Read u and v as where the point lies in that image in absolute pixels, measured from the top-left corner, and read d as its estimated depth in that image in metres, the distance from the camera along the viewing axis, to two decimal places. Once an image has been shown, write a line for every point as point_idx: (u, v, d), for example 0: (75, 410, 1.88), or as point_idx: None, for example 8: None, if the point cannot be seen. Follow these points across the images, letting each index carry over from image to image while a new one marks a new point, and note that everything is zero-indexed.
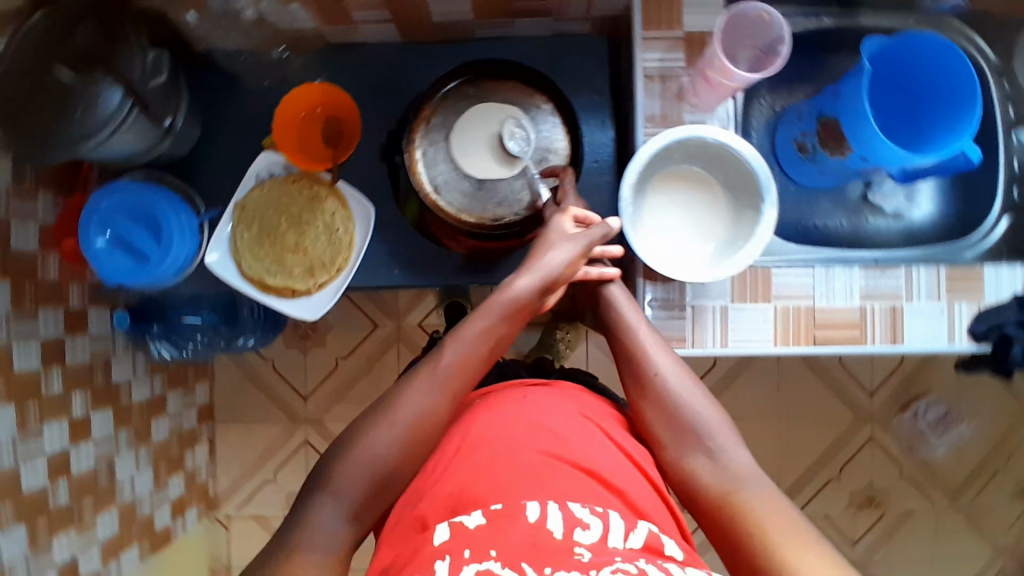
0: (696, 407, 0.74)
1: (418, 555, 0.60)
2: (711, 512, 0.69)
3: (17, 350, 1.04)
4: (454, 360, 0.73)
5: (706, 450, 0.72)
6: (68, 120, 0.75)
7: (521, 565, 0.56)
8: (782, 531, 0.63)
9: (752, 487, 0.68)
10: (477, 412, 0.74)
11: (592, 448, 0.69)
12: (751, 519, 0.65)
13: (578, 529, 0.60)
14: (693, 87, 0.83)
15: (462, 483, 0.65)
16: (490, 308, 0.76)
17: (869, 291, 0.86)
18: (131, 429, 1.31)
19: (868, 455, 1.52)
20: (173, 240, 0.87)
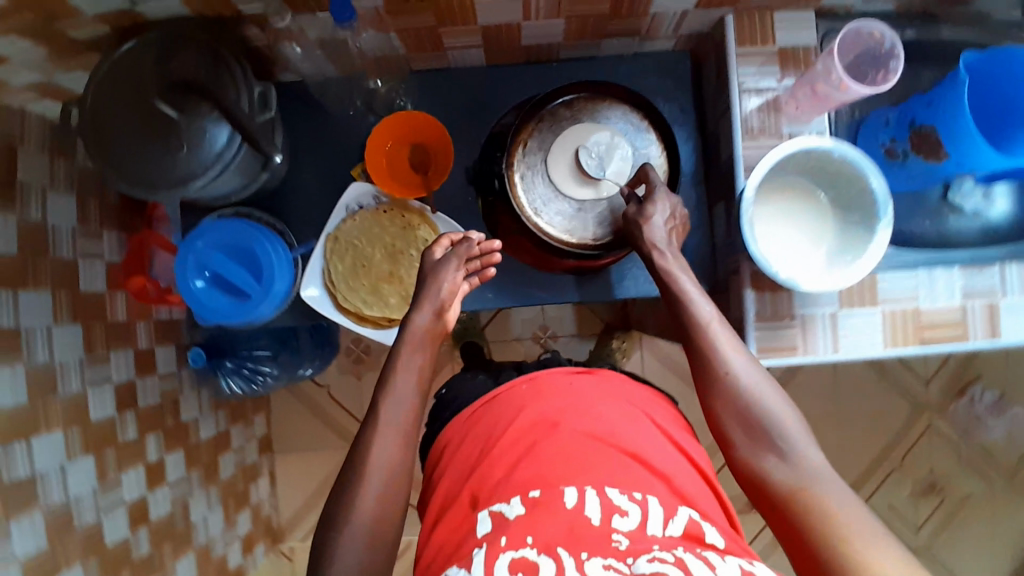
0: (763, 399, 0.70)
1: (462, 545, 0.64)
2: (781, 511, 0.64)
3: (91, 399, 0.96)
4: (405, 383, 0.75)
5: (778, 451, 0.67)
6: (172, 159, 0.74)
7: (557, 548, 0.58)
8: (861, 536, 0.58)
9: (830, 490, 0.63)
10: (527, 397, 0.76)
11: (642, 441, 0.70)
12: (822, 520, 0.60)
13: (616, 515, 0.61)
14: (794, 99, 0.82)
15: (506, 472, 0.68)
16: (412, 338, 0.78)
17: (969, 289, 0.87)
18: (201, 469, 1.27)
19: (927, 442, 1.53)
20: (274, 277, 0.85)
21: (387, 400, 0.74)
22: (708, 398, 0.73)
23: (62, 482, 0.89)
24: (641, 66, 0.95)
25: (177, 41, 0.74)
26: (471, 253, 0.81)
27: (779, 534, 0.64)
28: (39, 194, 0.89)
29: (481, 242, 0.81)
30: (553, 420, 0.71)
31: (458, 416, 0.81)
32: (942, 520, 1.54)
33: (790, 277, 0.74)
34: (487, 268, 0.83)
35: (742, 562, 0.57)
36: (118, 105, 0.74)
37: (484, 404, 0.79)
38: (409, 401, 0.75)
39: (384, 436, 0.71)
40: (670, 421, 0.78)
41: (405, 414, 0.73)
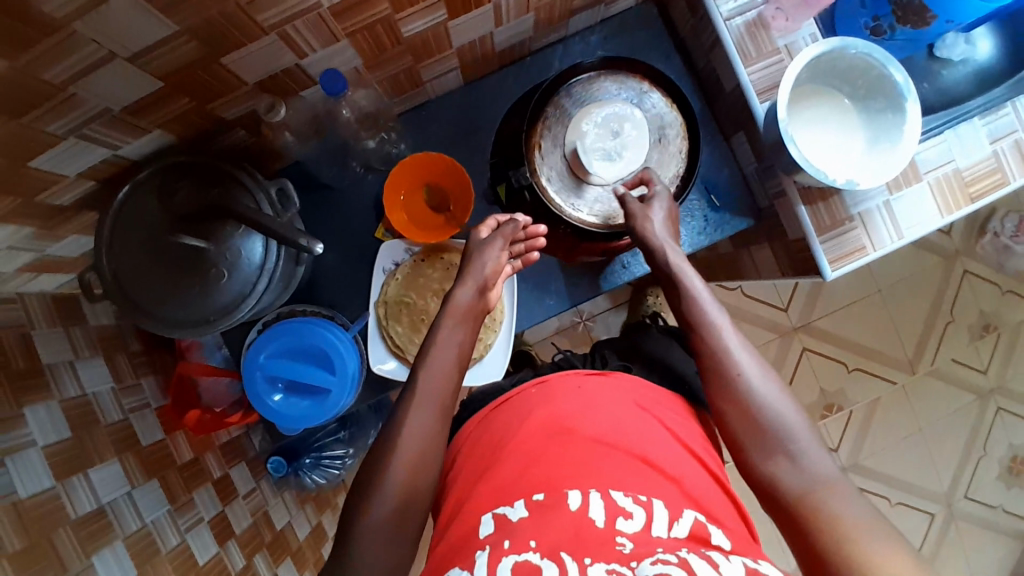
0: (769, 391, 0.67)
1: (465, 546, 0.62)
2: (790, 512, 0.61)
3: (193, 543, 0.91)
4: (446, 358, 0.74)
5: (793, 451, 0.63)
6: (215, 289, 0.72)
7: (560, 553, 0.56)
8: (870, 539, 0.56)
9: (842, 499, 0.60)
10: (540, 405, 0.75)
11: (648, 442, 0.70)
12: (835, 526, 0.57)
13: (621, 518, 0.60)
14: (779, 13, 0.81)
15: (514, 476, 0.66)
16: (454, 312, 0.77)
17: (994, 134, 0.88)
18: (313, 568, 1.23)
19: (968, 287, 1.56)
20: (344, 358, 0.83)
21: (427, 369, 0.72)
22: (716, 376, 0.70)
23: None
24: (611, 32, 0.94)
25: (172, 175, 0.72)
26: (515, 235, 0.82)
27: (788, 533, 0.61)
28: (68, 368, 0.83)
29: (526, 225, 0.82)
30: (568, 427, 0.71)
31: (470, 421, 0.81)
32: (1005, 353, 1.58)
33: (846, 179, 0.75)
34: (529, 253, 0.84)
35: (745, 559, 0.58)
36: (136, 257, 0.70)
37: (495, 408, 0.79)
38: (446, 379, 0.73)
39: (421, 412, 0.70)
40: (686, 429, 0.76)
41: (447, 394, 0.72)
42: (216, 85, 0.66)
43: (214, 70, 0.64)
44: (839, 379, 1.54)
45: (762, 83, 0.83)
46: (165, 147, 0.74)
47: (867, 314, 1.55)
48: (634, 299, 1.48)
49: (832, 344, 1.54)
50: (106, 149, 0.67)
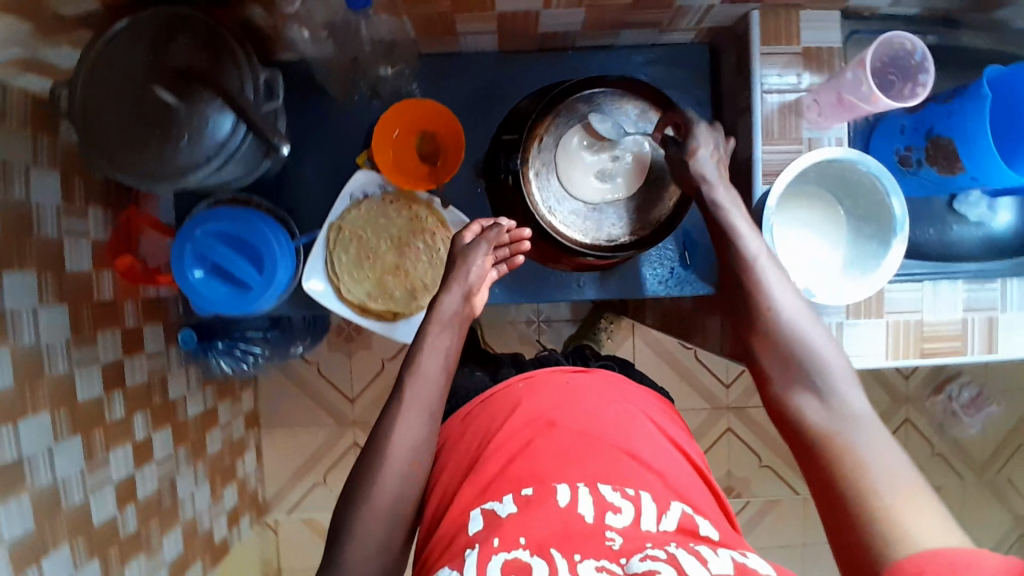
0: (812, 342, 0.67)
1: (454, 542, 0.63)
2: (817, 462, 0.60)
3: (79, 380, 0.93)
4: (432, 363, 0.74)
5: (821, 395, 0.63)
6: (170, 150, 0.70)
7: (549, 550, 0.57)
8: (897, 485, 0.53)
9: (869, 440, 0.58)
10: (523, 395, 0.75)
11: (638, 440, 0.70)
12: (863, 472, 0.55)
13: (610, 513, 0.61)
14: (816, 104, 0.81)
15: (498, 471, 0.66)
16: (439, 317, 0.77)
17: (971, 303, 0.88)
18: (189, 445, 1.25)
19: (902, 436, 1.58)
20: (277, 265, 0.82)
21: (414, 378, 0.73)
22: (755, 346, 0.70)
23: (50, 464, 0.87)
24: (659, 59, 0.92)
25: (170, 28, 0.70)
26: (500, 240, 0.81)
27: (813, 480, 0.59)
28: (23, 173, 0.85)
29: (510, 228, 0.81)
30: (550, 420, 0.71)
31: (455, 415, 0.80)
32: None
33: (805, 287, 0.76)
34: (516, 257, 0.83)
35: (734, 553, 0.58)
36: (109, 91, 0.70)
37: (477, 404, 0.78)
38: (436, 383, 0.74)
39: (409, 416, 0.70)
40: (672, 424, 0.79)
41: (432, 396, 0.72)
42: None
43: None
44: (747, 468, 1.56)
45: (772, 165, 0.83)
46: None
47: None
48: (591, 318, 1.48)
49: (756, 435, 1.56)
50: None
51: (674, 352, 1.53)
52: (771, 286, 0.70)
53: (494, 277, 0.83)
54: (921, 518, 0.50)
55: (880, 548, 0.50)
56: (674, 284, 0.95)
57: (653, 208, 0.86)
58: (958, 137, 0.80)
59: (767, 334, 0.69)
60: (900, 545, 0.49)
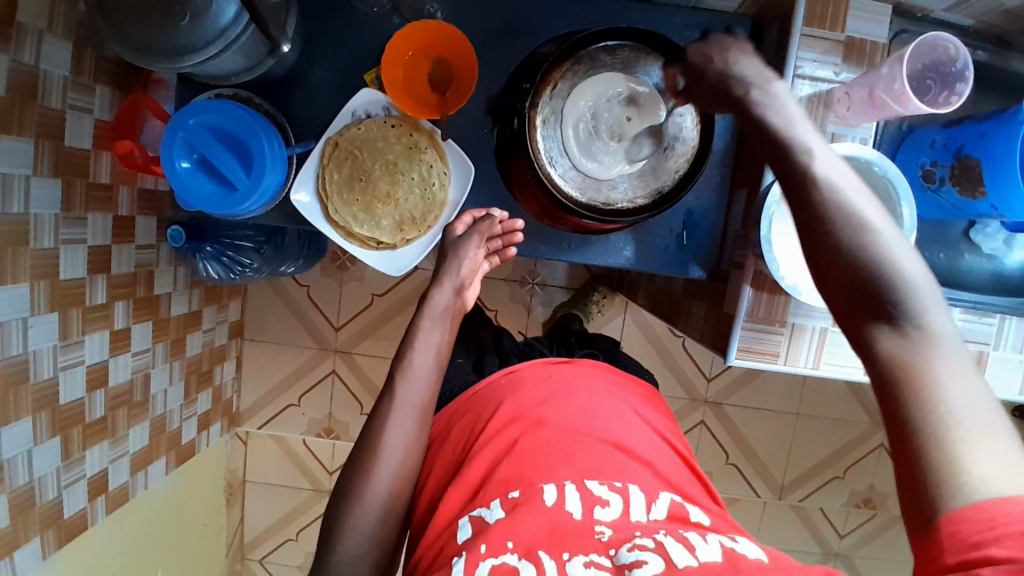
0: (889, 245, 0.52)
1: (444, 550, 0.63)
2: (881, 386, 0.49)
3: (63, 257, 0.93)
4: (423, 359, 0.76)
5: (893, 314, 0.50)
6: (170, 29, 0.68)
7: (537, 553, 0.57)
8: (971, 433, 0.44)
9: (945, 365, 0.47)
10: (505, 394, 0.75)
11: (621, 431, 0.71)
12: (935, 411, 0.45)
13: (598, 507, 0.61)
14: (847, 98, 0.77)
15: (486, 474, 0.66)
16: (433, 312, 0.79)
17: (963, 334, 0.85)
18: (168, 341, 1.26)
19: (874, 459, 1.57)
20: (265, 171, 0.81)
21: (405, 375, 0.75)
22: (808, 249, 0.56)
23: (24, 334, 0.87)
24: (695, 24, 0.88)
25: None
26: (493, 231, 0.84)
27: (880, 400, 0.49)
28: (36, 38, 0.82)
29: (503, 220, 0.84)
30: (537, 418, 0.71)
31: (442, 414, 0.82)
32: (869, 531, 1.61)
33: (793, 283, 0.74)
34: (507, 248, 0.86)
35: (722, 538, 0.59)
36: None
37: (464, 402, 0.80)
38: (426, 379, 0.76)
39: (399, 414, 0.73)
40: (659, 418, 0.79)
41: (421, 393, 0.74)
42: None
43: None
44: (713, 463, 1.56)
45: None
46: None
47: (773, 426, 1.55)
48: (585, 290, 1.47)
49: (728, 433, 1.55)
50: None
51: (662, 337, 1.51)
52: (836, 189, 0.55)
53: (486, 268, 0.86)
54: (995, 468, 0.43)
55: (933, 499, 0.43)
56: (669, 263, 0.91)
57: (655, 177, 0.84)
58: (985, 158, 0.76)
59: (823, 234, 0.54)
60: (961, 498, 0.42)
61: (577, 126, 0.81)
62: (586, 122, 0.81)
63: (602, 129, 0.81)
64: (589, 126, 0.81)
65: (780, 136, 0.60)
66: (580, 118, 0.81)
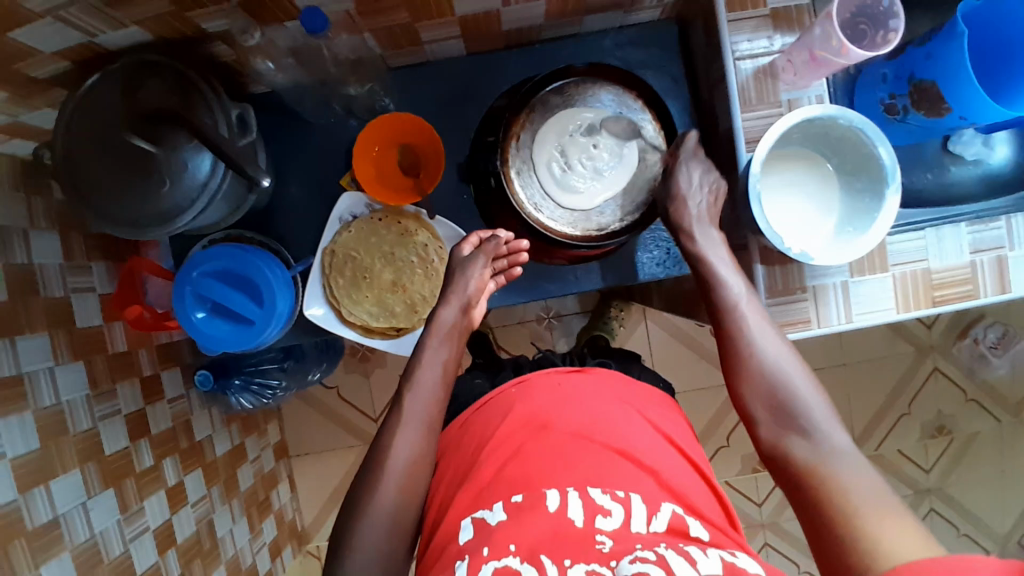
0: (801, 395, 0.70)
1: (447, 551, 0.66)
2: (799, 492, 0.65)
3: (104, 433, 0.95)
4: (429, 376, 0.78)
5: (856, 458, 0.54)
6: (156, 196, 0.72)
7: (539, 557, 0.59)
8: (875, 513, 0.58)
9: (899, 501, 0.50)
10: (514, 400, 0.77)
11: (627, 436, 0.72)
12: (840, 487, 0.62)
13: (599, 516, 0.63)
14: (790, 65, 0.79)
15: (492, 476, 0.69)
16: (439, 331, 0.81)
17: (977, 245, 0.85)
18: (220, 484, 1.25)
19: (932, 385, 1.55)
20: (277, 296, 0.83)
21: (412, 390, 0.77)
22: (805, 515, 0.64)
23: (86, 519, 0.88)
24: (627, 39, 0.91)
25: (139, 75, 0.72)
26: (498, 251, 0.85)
27: (801, 515, 0.64)
28: (23, 238, 0.86)
29: (508, 240, 0.86)
30: (544, 423, 0.73)
31: (451, 424, 0.83)
32: (952, 459, 1.57)
33: (801, 251, 0.75)
34: (513, 267, 0.87)
35: (723, 552, 0.61)
36: (89, 147, 0.71)
37: (475, 410, 0.80)
38: (433, 395, 0.77)
39: (406, 430, 0.74)
40: (670, 422, 0.80)
41: (428, 410, 0.76)
42: None
43: None
44: None
45: (752, 132, 0.82)
46: (144, 43, 0.73)
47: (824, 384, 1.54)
48: (600, 308, 1.47)
49: None
50: (83, 34, 0.67)
51: (688, 331, 1.52)
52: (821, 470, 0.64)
53: (493, 288, 0.87)
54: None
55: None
56: (673, 264, 0.93)
57: (635, 191, 0.86)
58: (939, 78, 0.78)
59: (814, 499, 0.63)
60: None
61: (550, 166, 0.84)
62: (558, 161, 0.84)
63: (574, 160, 0.84)
64: (562, 164, 0.84)
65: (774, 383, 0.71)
66: (552, 158, 0.84)
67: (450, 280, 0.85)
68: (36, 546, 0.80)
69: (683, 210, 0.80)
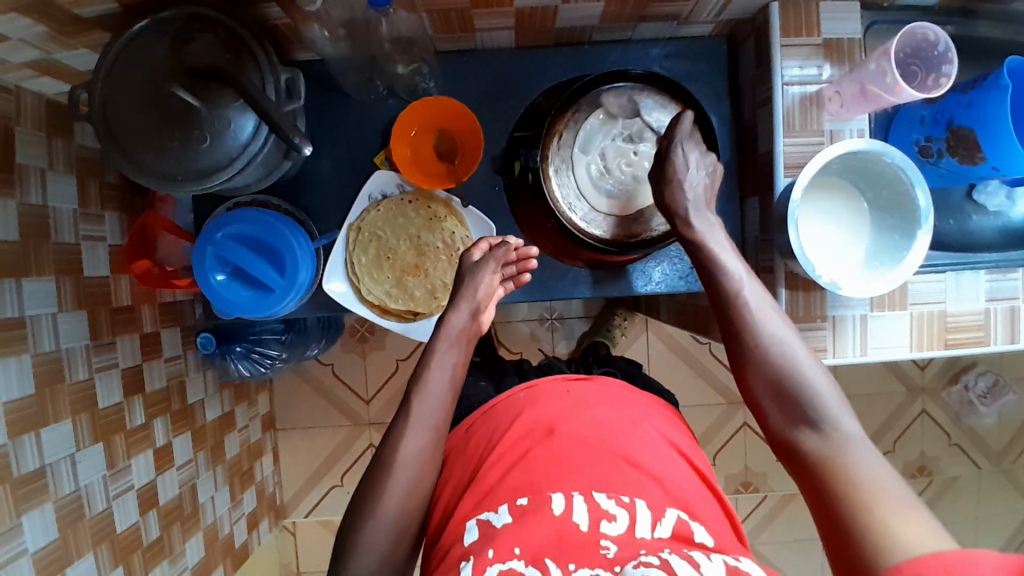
0: (812, 384, 0.68)
1: (451, 552, 0.65)
2: (812, 483, 0.65)
3: (99, 386, 0.93)
4: (438, 383, 0.76)
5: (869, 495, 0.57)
6: (193, 153, 0.71)
7: (545, 560, 0.60)
8: (888, 507, 0.57)
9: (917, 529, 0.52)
10: (521, 404, 0.76)
11: (632, 444, 0.71)
12: (853, 483, 0.61)
13: (604, 521, 0.63)
14: (837, 96, 0.80)
15: (497, 479, 0.69)
16: (448, 334, 0.79)
17: (993, 293, 0.87)
18: (207, 449, 1.23)
19: (918, 426, 1.57)
20: (299, 268, 0.83)
21: (421, 395, 0.75)
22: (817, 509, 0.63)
23: (72, 471, 0.86)
24: (675, 51, 0.92)
25: (192, 30, 0.71)
26: (508, 258, 0.84)
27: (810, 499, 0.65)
28: (39, 178, 0.84)
29: (518, 246, 0.85)
30: (550, 427, 0.73)
31: (459, 425, 0.82)
32: (929, 500, 1.59)
33: (831, 279, 0.76)
34: (522, 273, 0.87)
35: (727, 558, 0.61)
36: (132, 96, 0.70)
37: (482, 413, 0.80)
38: (443, 400, 0.76)
39: (415, 431, 0.73)
40: (677, 433, 0.79)
41: (437, 411, 0.74)
42: None
43: None
44: (764, 462, 1.56)
45: (793, 157, 0.82)
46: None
47: None
48: (604, 315, 1.48)
49: None
50: None
51: (689, 347, 1.52)
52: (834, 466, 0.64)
53: (502, 294, 0.87)
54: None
55: None
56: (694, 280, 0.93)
57: None
58: (978, 126, 0.78)
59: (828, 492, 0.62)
60: None
61: (590, 168, 0.85)
62: (598, 163, 0.85)
63: (615, 163, 0.85)
64: (602, 166, 0.85)
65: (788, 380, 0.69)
66: (592, 160, 0.85)
67: (461, 283, 0.84)
68: (19, 494, 0.79)
69: (670, 207, 0.79)
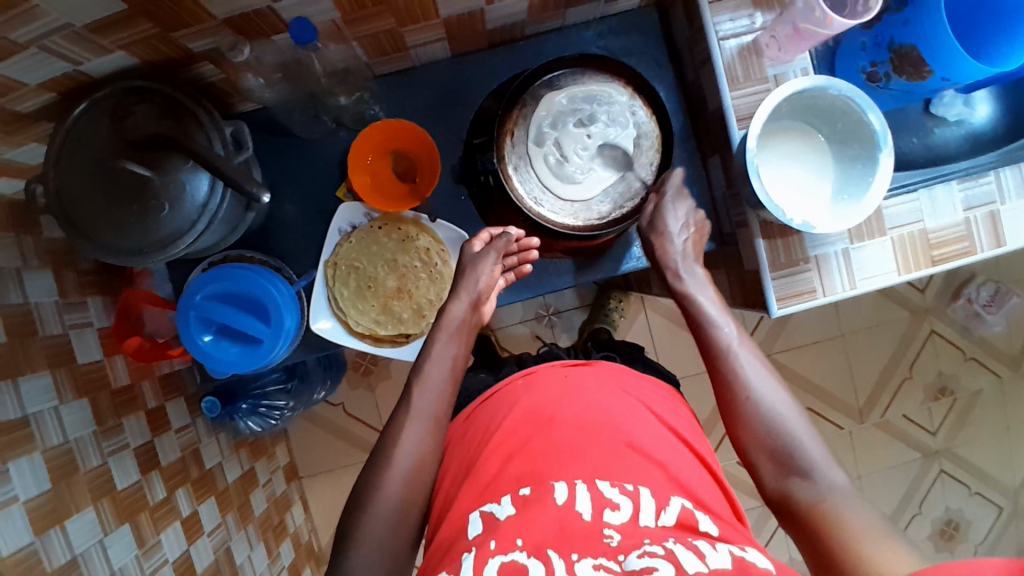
0: (799, 434, 0.72)
1: (453, 546, 0.64)
2: (804, 530, 0.66)
3: (115, 467, 0.93)
4: (437, 372, 0.79)
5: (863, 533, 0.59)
6: (154, 223, 0.71)
7: (547, 551, 0.59)
8: (878, 540, 0.60)
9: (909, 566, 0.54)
10: (520, 394, 0.77)
11: (635, 427, 0.72)
12: (842, 524, 0.63)
13: (607, 510, 0.63)
14: (774, 40, 0.80)
15: (497, 471, 0.69)
16: (448, 325, 0.82)
17: (969, 203, 0.86)
18: (235, 511, 1.22)
19: (930, 347, 1.57)
20: (283, 314, 0.83)
21: (422, 384, 0.77)
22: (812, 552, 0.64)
23: (104, 557, 0.86)
24: (609, 29, 0.92)
25: (127, 101, 0.71)
26: (509, 248, 0.85)
27: (804, 548, 0.66)
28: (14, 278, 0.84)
29: (519, 237, 0.85)
30: (548, 416, 0.73)
31: (458, 417, 0.82)
32: (956, 418, 1.59)
33: (803, 221, 0.77)
34: (522, 264, 0.88)
35: (733, 547, 0.59)
36: (82, 180, 0.70)
37: (480, 403, 0.80)
38: (439, 392, 0.78)
39: (411, 427, 0.74)
40: (676, 416, 0.79)
41: (435, 406, 0.77)
42: (182, 16, 0.64)
43: (183, 7, 0.62)
44: None
45: (743, 109, 0.82)
46: (129, 69, 0.73)
47: (824, 356, 1.56)
48: (599, 301, 1.48)
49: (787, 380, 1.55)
50: (68, 63, 0.66)
51: None
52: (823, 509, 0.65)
53: (502, 284, 0.88)
54: None
55: None
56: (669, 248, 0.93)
57: (635, 176, 0.87)
58: (921, 42, 0.78)
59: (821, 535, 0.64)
60: None
61: (545, 163, 0.85)
62: (553, 156, 0.85)
63: (568, 155, 0.85)
64: (559, 159, 0.85)
65: (776, 429, 0.72)
66: (546, 155, 0.85)
67: (460, 275, 0.85)
68: None
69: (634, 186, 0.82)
